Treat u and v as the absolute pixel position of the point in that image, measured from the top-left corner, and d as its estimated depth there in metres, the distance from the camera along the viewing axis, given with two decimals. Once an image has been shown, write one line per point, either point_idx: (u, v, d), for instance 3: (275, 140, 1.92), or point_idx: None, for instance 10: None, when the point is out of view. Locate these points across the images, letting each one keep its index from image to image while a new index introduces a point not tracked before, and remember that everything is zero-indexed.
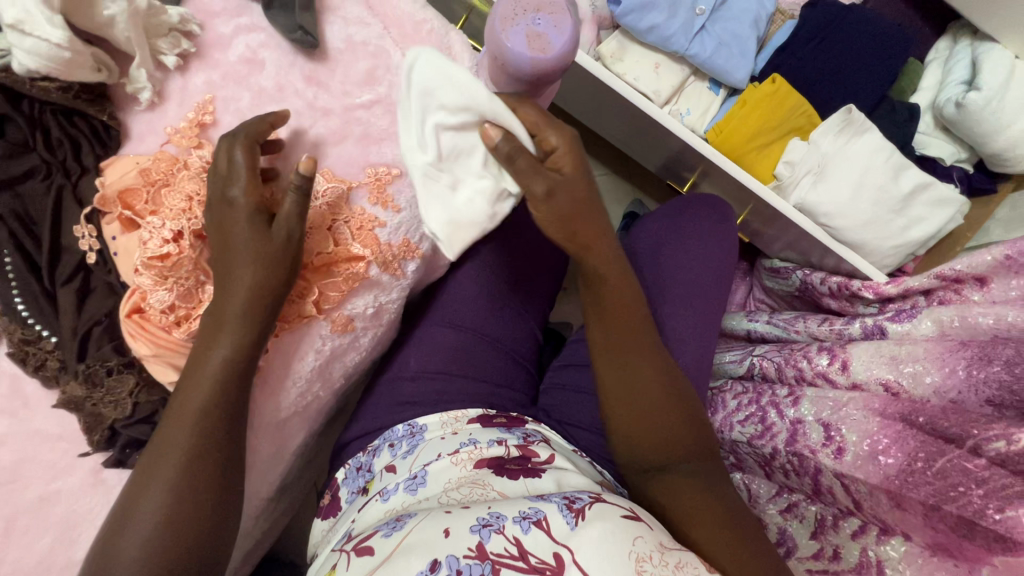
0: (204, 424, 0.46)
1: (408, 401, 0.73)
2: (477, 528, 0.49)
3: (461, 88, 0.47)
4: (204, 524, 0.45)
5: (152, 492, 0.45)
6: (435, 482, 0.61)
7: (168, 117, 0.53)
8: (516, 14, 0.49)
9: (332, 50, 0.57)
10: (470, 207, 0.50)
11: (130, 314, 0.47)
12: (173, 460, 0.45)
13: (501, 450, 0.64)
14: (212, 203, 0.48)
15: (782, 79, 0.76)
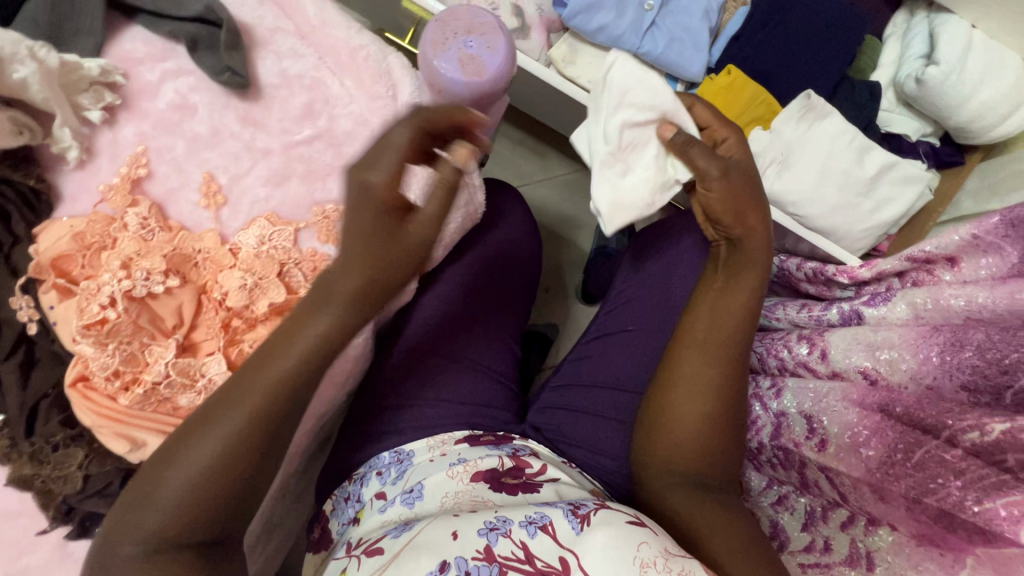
0: (232, 441, 0.40)
1: (390, 430, 0.72)
2: (484, 532, 0.50)
3: (652, 90, 0.57)
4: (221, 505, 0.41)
5: (199, 453, 0.40)
6: (431, 496, 0.61)
7: (100, 173, 0.51)
8: (446, 38, 0.48)
9: (267, 87, 0.55)
10: (633, 191, 0.58)
11: (74, 382, 0.47)
12: (184, 473, 0.39)
13: (495, 461, 0.65)
14: (366, 163, 0.43)
15: (737, 70, 0.74)
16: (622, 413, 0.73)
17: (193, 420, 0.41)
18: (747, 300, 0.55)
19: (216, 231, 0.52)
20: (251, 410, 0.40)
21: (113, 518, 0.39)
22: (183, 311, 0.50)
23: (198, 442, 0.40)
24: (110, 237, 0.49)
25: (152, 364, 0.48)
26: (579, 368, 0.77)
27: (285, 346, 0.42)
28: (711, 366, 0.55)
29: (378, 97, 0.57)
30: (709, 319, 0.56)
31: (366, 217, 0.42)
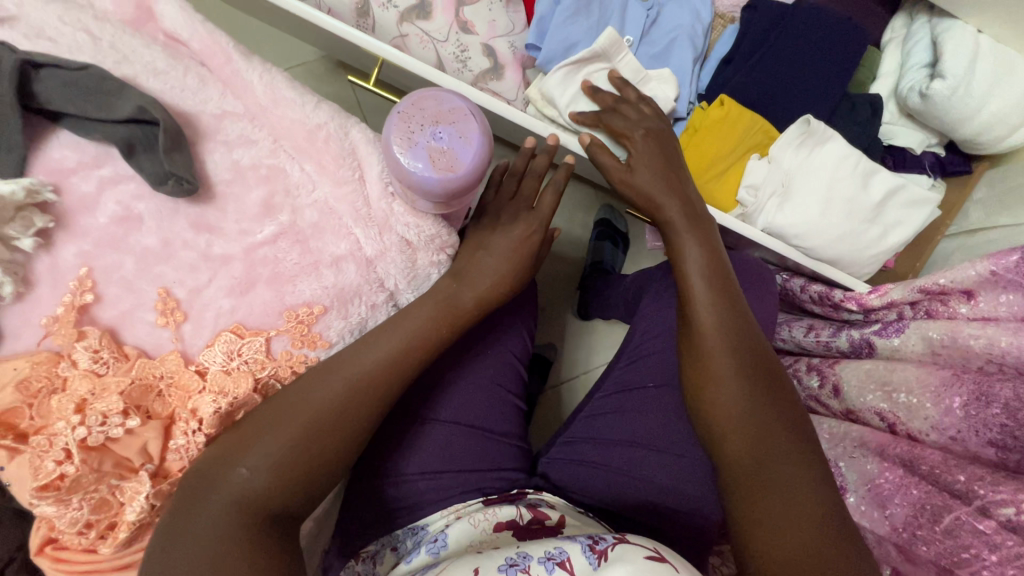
0: (345, 400, 0.47)
1: (403, 505, 0.66)
2: (503, 568, 0.47)
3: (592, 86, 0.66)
4: (315, 460, 0.45)
5: (308, 403, 0.46)
6: (457, 539, 0.59)
7: (41, 304, 0.46)
8: (412, 131, 0.42)
9: (218, 185, 0.50)
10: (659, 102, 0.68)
11: (43, 547, 0.43)
12: (302, 418, 0.45)
13: (512, 511, 0.62)
14: (514, 204, 0.60)
15: (731, 100, 0.69)
16: (643, 471, 0.66)
17: (310, 376, 0.48)
18: (707, 254, 0.54)
19: (178, 352, 0.48)
20: (360, 377, 0.48)
21: (225, 449, 0.43)
22: (152, 446, 0.45)
23: (309, 391, 0.47)
24: (58, 378, 0.44)
25: (126, 503, 0.43)
26: (593, 423, 0.70)
27: (399, 329, 0.51)
28: (705, 325, 0.51)
29: (342, 182, 0.52)
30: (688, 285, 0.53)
31: (509, 230, 0.58)
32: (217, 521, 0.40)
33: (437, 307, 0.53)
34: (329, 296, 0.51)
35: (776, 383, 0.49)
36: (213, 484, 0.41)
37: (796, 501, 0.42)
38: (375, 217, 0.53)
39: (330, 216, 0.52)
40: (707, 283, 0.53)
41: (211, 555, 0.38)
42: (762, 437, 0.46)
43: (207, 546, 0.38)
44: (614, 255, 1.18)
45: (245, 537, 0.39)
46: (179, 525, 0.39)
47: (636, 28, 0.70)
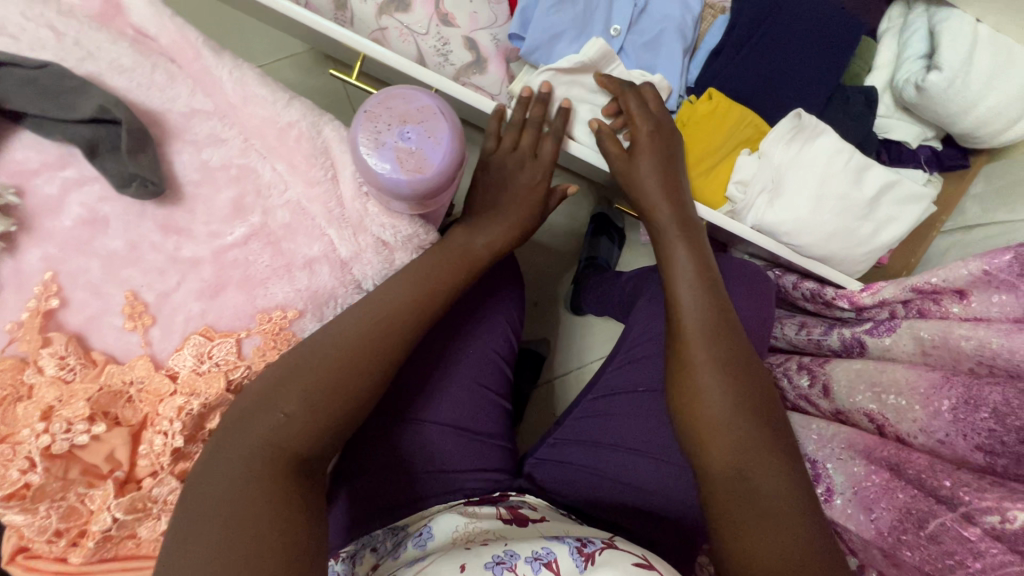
0: (366, 339, 0.48)
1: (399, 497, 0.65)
2: (489, 565, 0.48)
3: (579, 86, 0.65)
4: (344, 400, 0.46)
5: (335, 342, 0.47)
6: (441, 532, 0.59)
7: (6, 309, 0.45)
8: (379, 130, 0.41)
9: (186, 185, 0.48)
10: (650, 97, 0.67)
11: (14, 555, 0.43)
12: (332, 355, 0.46)
13: (494, 510, 0.62)
14: (522, 152, 0.61)
15: (719, 93, 0.67)
16: (628, 475, 0.66)
17: (330, 325, 0.49)
18: (694, 256, 0.55)
19: (148, 357, 0.47)
20: (385, 314, 0.49)
21: (255, 397, 0.44)
22: (120, 453, 0.44)
23: (336, 332, 0.48)
24: (24, 385, 0.43)
25: (95, 512, 0.43)
26: (580, 425, 0.69)
27: (417, 276, 0.52)
28: (694, 330, 0.50)
29: (315, 182, 0.50)
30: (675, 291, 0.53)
31: (517, 176, 0.59)
32: (246, 470, 0.40)
33: (456, 256, 0.54)
34: (303, 298, 0.50)
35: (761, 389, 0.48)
36: (246, 429, 0.42)
37: (779, 515, 0.42)
38: (349, 218, 0.51)
39: (303, 217, 0.51)
40: (694, 285, 0.53)
41: (240, 501, 0.38)
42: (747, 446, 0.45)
43: (235, 491, 0.39)
44: (608, 249, 1.16)
45: (277, 482, 0.40)
46: (208, 473, 0.40)
47: (624, 16, 0.67)
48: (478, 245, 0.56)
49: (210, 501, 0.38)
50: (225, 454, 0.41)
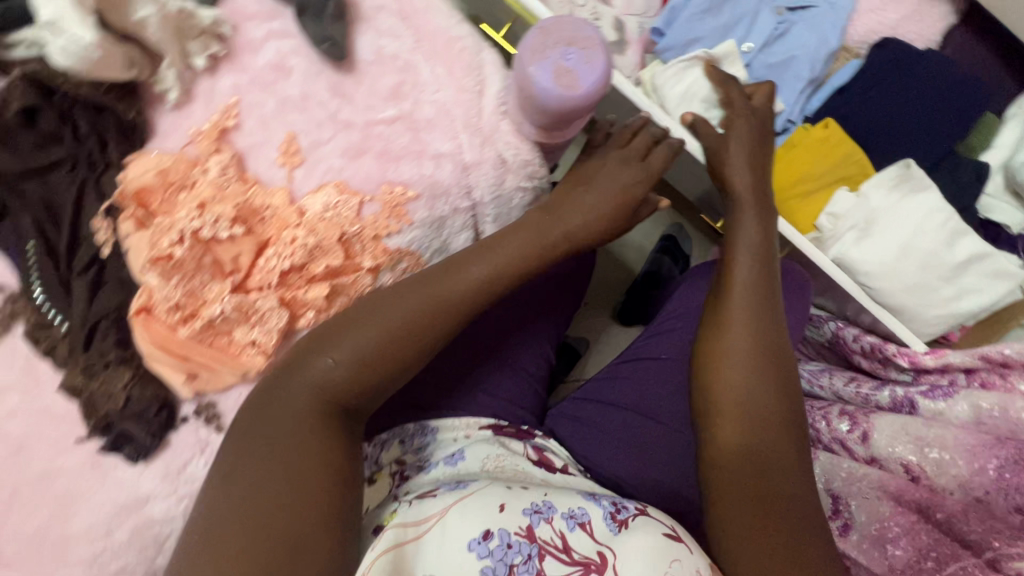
0: (409, 329, 0.49)
1: (430, 404, 0.71)
2: (528, 512, 0.50)
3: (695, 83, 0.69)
4: (398, 360, 0.49)
5: (403, 301, 0.50)
6: (474, 458, 0.62)
7: (194, 117, 0.53)
8: (546, 46, 0.47)
9: (361, 61, 0.55)
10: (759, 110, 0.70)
11: (137, 312, 0.49)
12: (395, 313, 0.49)
13: (522, 448, 0.67)
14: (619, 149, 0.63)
15: (836, 125, 0.70)
16: (636, 439, 0.72)
17: (378, 301, 0.50)
18: (761, 229, 0.60)
19: (287, 191, 0.53)
20: (439, 299, 0.51)
21: (316, 338, 0.48)
22: (246, 257, 0.51)
23: (409, 293, 0.51)
24: (190, 178, 0.51)
25: (209, 301, 0.50)
26: (599, 387, 0.78)
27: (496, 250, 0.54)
28: (736, 308, 0.56)
29: (464, 90, 0.57)
30: (732, 267, 0.59)
31: (616, 170, 0.61)
32: (299, 408, 0.45)
33: (538, 238, 0.56)
34: (423, 184, 0.57)
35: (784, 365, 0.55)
36: (302, 366, 0.47)
37: (777, 465, 0.50)
38: (482, 129, 0.58)
39: (445, 116, 0.57)
40: (753, 256, 0.59)
41: (298, 441, 0.43)
42: (757, 422, 0.52)
43: (291, 437, 0.44)
44: (672, 270, 1.19)
45: (325, 430, 0.45)
46: (256, 432, 0.44)
47: (761, 36, 0.70)
48: (554, 235, 0.57)
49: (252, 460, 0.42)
50: (284, 394, 0.46)
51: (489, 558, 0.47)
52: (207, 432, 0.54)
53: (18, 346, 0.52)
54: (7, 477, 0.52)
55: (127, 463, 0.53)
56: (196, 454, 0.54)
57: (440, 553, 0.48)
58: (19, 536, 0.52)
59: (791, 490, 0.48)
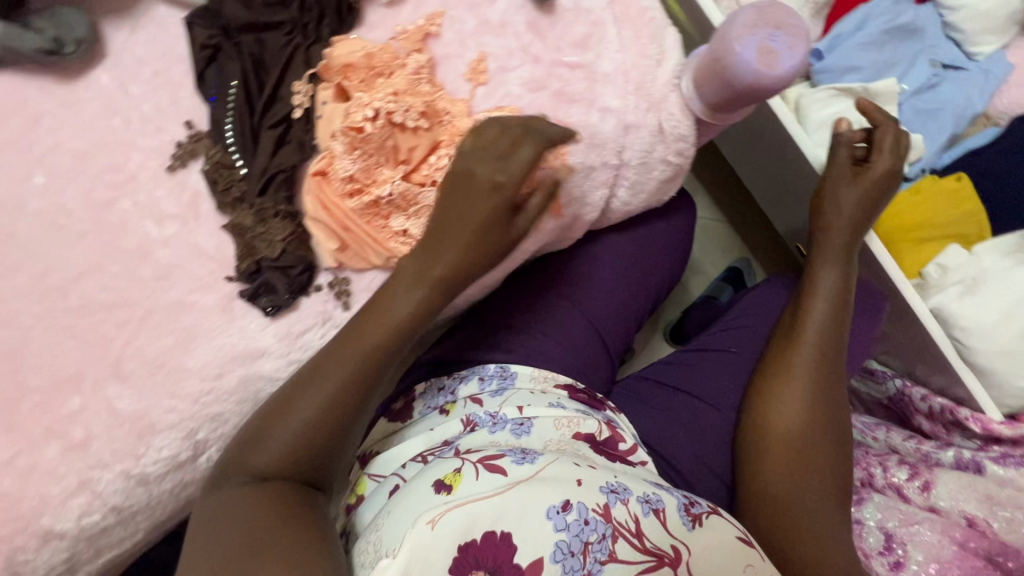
0: (341, 395, 0.50)
1: (507, 348, 0.74)
2: (605, 490, 0.48)
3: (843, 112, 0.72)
4: (321, 433, 0.49)
5: (325, 374, 0.51)
6: (536, 438, 0.59)
7: (401, 17, 0.57)
8: (756, 25, 0.51)
9: (561, 5, 0.59)
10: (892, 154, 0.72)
11: (316, 173, 0.53)
12: (319, 391, 0.50)
13: (593, 427, 0.63)
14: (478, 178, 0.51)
15: (967, 181, 0.73)
16: (705, 431, 0.72)
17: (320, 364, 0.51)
18: (839, 285, 0.65)
19: (466, 104, 0.57)
20: (362, 356, 0.50)
21: (252, 440, 0.50)
22: (420, 152, 0.54)
23: (325, 369, 0.51)
24: (390, 67, 0.54)
25: (379, 182, 0.53)
26: (664, 371, 0.79)
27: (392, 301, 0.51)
28: (804, 355, 0.62)
29: (645, 56, 0.60)
30: (805, 319, 0.64)
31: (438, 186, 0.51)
32: (242, 508, 0.45)
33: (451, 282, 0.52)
34: (586, 131, 0.59)
35: (835, 412, 0.61)
36: (235, 472, 0.48)
37: (818, 506, 0.56)
38: (651, 96, 0.61)
39: (621, 74, 0.60)
40: (828, 309, 0.64)
41: (254, 526, 0.42)
42: (805, 466, 0.57)
43: (244, 532, 0.42)
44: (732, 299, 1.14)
45: (274, 513, 0.44)
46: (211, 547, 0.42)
47: (915, 81, 0.74)
48: (434, 275, 0.51)
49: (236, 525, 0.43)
50: (228, 507, 0.45)
51: (565, 531, 0.45)
52: (334, 306, 0.56)
53: (192, 181, 0.56)
54: (146, 299, 0.55)
55: (256, 314, 0.56)
56: (318, 323, 0.56)
57: (518, 517, 0.45)
58: (143, 355, 0.55)
59: (826, 531, 0.54)
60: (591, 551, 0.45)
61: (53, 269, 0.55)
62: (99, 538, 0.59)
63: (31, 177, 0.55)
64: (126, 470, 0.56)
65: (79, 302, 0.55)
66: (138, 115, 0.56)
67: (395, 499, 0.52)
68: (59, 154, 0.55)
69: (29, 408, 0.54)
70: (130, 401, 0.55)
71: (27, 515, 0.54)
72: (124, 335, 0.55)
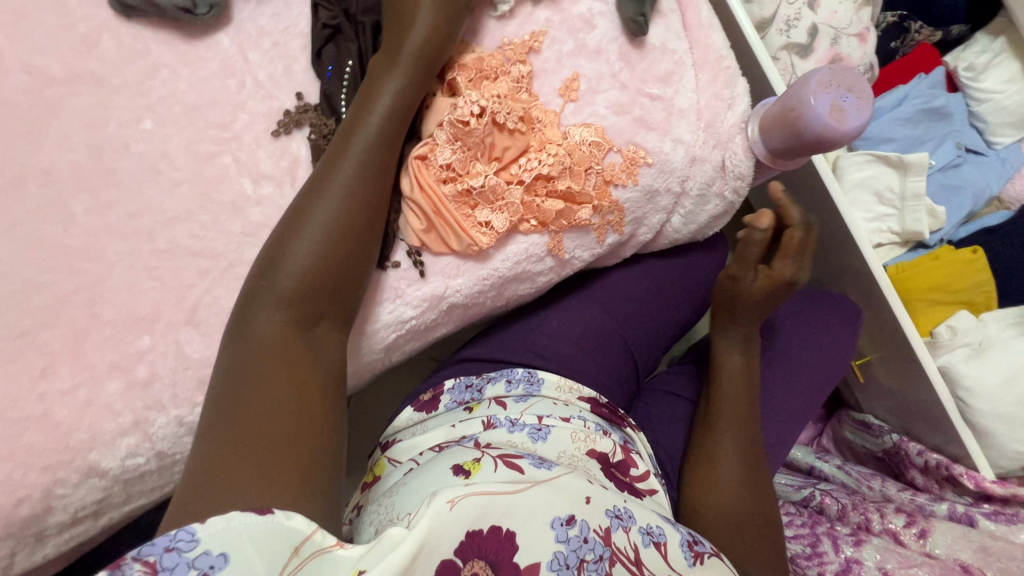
0: (318, 264, 0.49)
1: (541, 352, 0.76)
2: (610, 514, 0.47)
3: (874, 176, 0.81)
4: (323, 257, 0.50)
5: (314, 221, 0.50)
6: (552, 446, 0.59)
7: (508, 30, 0.62)
8: (831, 84, 0.57)
9: (650, 43, 0.65)
10: (916, 222, 0.80)
11: (417, 157, 0.57)
12: (310, 236, 0.50)
13: (609, 448, 0.63)
14: None
15: (982, 254, 0.80)
16: None
17: (297, 216, 0.51)
18: (744, 368, 0.72)
19: (557, 115, 0.61)
20: (358, 168, 0.52)
21: (241, 316, 0.49)
22: (513, 152, 0.58)
23: (314, 206, 0.51)
24: (496, 72, 0.59)
25: (474, 173, 0.57)
26: (673, 382, 0.84)
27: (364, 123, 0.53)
28: (725, 408, 0.69)
29: (719, 98, 0.66)
30: (725, 402, 0.69)
31: None
32: (250, 357, 0.46)
33: (391, 153, 0.54)
34: (658, 157, 0.64)
35: (760, 469, 0.65)
36: (243, 329, 0.48)
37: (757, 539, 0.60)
38: (719, 136, 0.67)
39: (694, 112, 0.66)
40: (739, 374, 0.71)
41: (262, 378, 0.45)
42: (744, 502, 0.62)
43: (256, 380, 0.44)
44: None
45: (279, 361, 0.46)
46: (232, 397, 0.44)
47: (943, 159, 0.81)
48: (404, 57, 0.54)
49: (224, 400, 0.44)
50: (242, 364, 0.46)
51: (565, 545, 0.43)
52: (407, 285, 0.59)
53: (294, 149, 0.59)
54: (230, 252, 0.57)
55: None
56: (388, 299, 0.59)
57: (525, 520, 0.43)
58: (219, 304, 0.57)
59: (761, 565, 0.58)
60: (586, 569, 0.43)
61: (145, 211, 0.57)
62: (135, 483, 0.59)
63: (141, 123, 0.58)
64: (180, 416, 0.56)
65: (166, 245, 0.56)
66: (252, 80, 0.59)
67: (411, 479, 0.54)
68: (170, 105, 0.58)
69: (99, 341, 0.55)
70: (198, 347, 0.56)
71: (74, 447, 0.54)
72: (203, 283, 0.56)
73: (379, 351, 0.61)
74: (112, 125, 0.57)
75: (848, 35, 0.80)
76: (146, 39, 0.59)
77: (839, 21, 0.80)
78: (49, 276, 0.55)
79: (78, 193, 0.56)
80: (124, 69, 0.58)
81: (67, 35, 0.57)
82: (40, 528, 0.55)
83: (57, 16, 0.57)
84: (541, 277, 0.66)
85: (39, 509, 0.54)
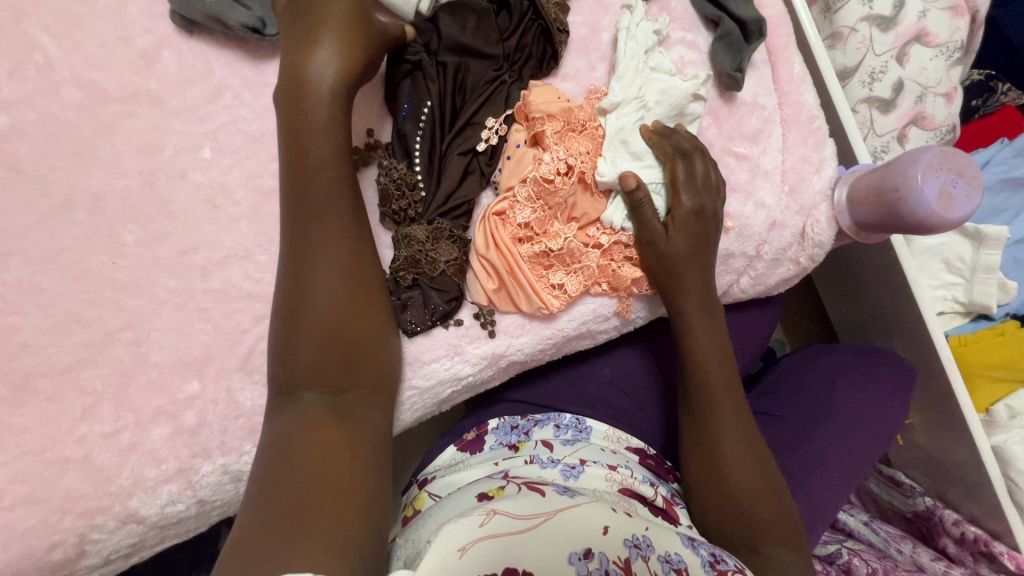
0: (331, 320, 0.46)
1: (591, 400, 0.74)
2: (628, 543, 0.42)
3: (943, 247, 0.79)
4: (337, 311, 0.47)
5: (312, 275, 0.47)
6: (590, 480, 0.56)
7: (596, 75, 0.60)
8: (941, 169, 0.55)
9: (740, 98, 0.62)
10: (984, 295, 0.77)
11: (493, 213, 0.55)
12: (324, 299, 0.47)
13: (649, 491, 0.57)
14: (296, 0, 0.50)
15: None
16: None
17: (297, 271, 0.47)
18: (713, 338, 0.58)
19: None
20: (330, 202, 0.47)
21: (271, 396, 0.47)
22: (593, 215, 0.56)
23: (309, 261, 0.47)
24: (583, 127, 0.56)
25: (553, 233, 0.55)
26: None
27: (309, 152, 0.47)
28: (707, 379, 0.57)
29: (806, 161, 0.62)
30: (704, 385, 0.57)
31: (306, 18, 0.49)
32: (282, 430, 0.44)
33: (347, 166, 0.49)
34: (739, 221, 0.61)
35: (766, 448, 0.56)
36: (284, 400, 0.46)
37: (780, 516, 0.52)
38: (801, 203, 0.62)
39: (780, 174, 0.62)
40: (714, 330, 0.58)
41: (296, 445, 0.42)
42: (755, 486, 0.53)
43: (286, 451, 0.42)
44: None
45: (303, 433, 0.43)
46: (271, 471, 0.41)
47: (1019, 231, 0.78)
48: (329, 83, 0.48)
49: (265, 472, 0.41)
50: (278, 442, 0.43)
51: None
52: (468, 342, 0.56)
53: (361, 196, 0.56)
54: None
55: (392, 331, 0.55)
56: (445, 356, 0.55)
57: (541, 557, 0.39)
58: None
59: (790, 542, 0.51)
60: None
61: (200, 247, 0.53)
62: (170, 528, 0.54)
63: (199, 150, 0.54)
64: (225, 465, 0.53)
65: (219, 285, 0.53)
66: None
67: (434, 511, 0.52)
68: (231, 132, 0.54)
69: (144, 384, 0.51)
70: (250, 395, 0.53)
71: (114, 493, 0.50)
72: (258, 328, 0.53)
73: (433, 404, 0.58)
74: (168, 150, 0.53)
75: (935, 93, 0.76)
76: (209, 59, 0.55)
77: (928, 78, 0.75)
78: (94, 311, 0.51)
79: (128, 223, 0.52)
80: (183, 90, 0.54)
81: (125, 49, 0.53)
82: (71, 571, 0.51)
83: (116, 29, 0.53)
84: (602, 336, 0.62)
85: (72, 553, 0.50)
